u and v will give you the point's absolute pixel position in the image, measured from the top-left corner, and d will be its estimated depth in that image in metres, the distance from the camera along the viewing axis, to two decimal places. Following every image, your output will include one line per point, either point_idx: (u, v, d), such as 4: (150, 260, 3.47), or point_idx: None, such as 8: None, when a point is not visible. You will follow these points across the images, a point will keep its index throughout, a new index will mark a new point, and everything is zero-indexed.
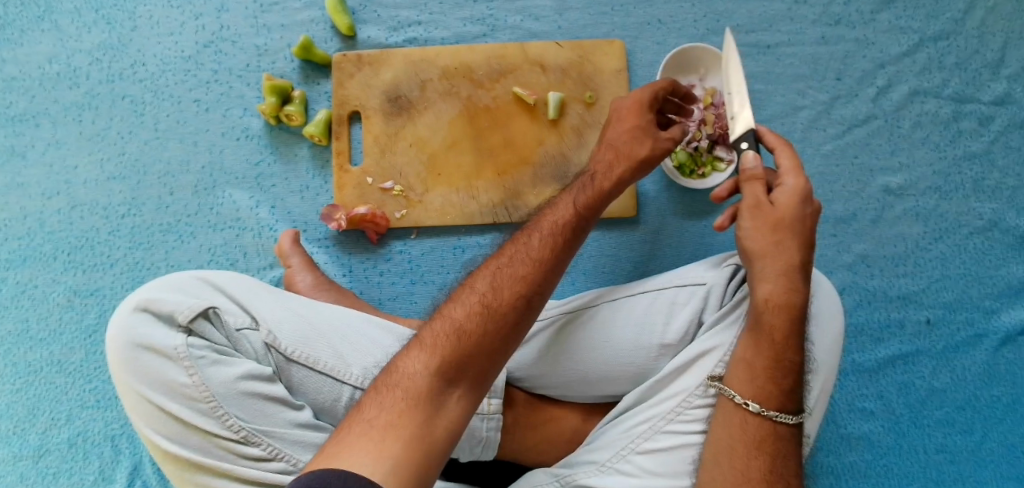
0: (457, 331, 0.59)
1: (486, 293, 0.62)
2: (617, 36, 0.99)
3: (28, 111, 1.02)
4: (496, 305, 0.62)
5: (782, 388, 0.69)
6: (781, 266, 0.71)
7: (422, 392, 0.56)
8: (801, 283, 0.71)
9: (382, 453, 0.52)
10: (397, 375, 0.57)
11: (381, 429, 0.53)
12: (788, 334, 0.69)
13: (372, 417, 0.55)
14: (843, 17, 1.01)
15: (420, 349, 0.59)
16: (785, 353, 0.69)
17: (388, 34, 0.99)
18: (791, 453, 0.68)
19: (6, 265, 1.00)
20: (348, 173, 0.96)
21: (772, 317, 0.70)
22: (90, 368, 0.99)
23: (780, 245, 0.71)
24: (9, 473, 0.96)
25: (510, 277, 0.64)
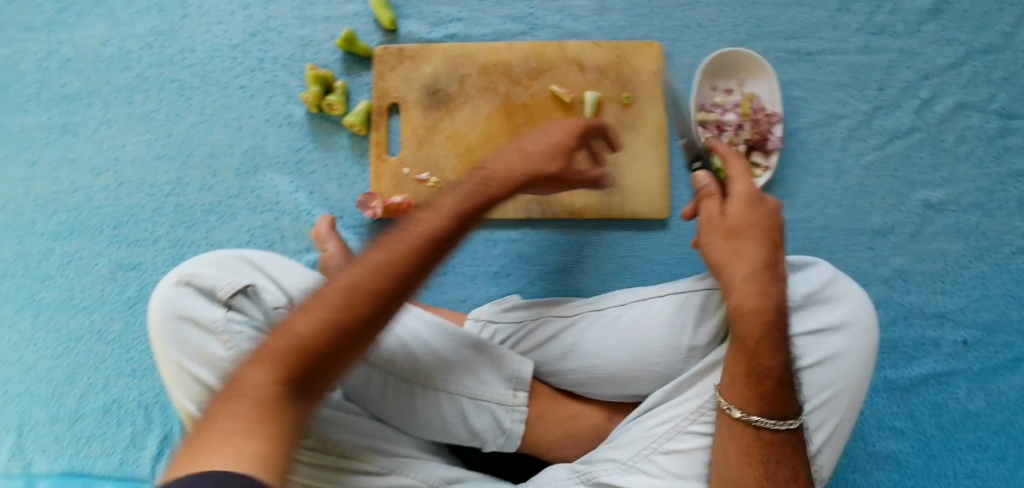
0: (290, 339, 0.52)
1: (356, 294, 0.55)
2: (656, 38, 0.98)
3: (82, 91, 1.05)
4: (372, 305, 0.55)
5: (766, 392, 0.69)
6: (749, 270, 0.74)
7: (271, 402, 0.48)
8: (771, 286, 0.73)
9: (245, 454, 0.44)
10: (239, 388, 0.49)
11: (235, 435, 0.46)
12: (769, 337, 0.71)
13: (222, 427, 0.46)
14: (887, 27, 0.98)
15: (258, 367, 0.50)
16: (768, 357, 0.70)
17: (429, 29, 1.00)
18: (785, 461, 0.68)
19: (55, 237, 1.05)
20: (385, 163, 0.98)
21: (749, 322, 0.72)
22: (129, 338, 1.03)
23: (739, 253, 0.75)
24: (45, 434, 1.01)
25: (367, 272, 0.56)
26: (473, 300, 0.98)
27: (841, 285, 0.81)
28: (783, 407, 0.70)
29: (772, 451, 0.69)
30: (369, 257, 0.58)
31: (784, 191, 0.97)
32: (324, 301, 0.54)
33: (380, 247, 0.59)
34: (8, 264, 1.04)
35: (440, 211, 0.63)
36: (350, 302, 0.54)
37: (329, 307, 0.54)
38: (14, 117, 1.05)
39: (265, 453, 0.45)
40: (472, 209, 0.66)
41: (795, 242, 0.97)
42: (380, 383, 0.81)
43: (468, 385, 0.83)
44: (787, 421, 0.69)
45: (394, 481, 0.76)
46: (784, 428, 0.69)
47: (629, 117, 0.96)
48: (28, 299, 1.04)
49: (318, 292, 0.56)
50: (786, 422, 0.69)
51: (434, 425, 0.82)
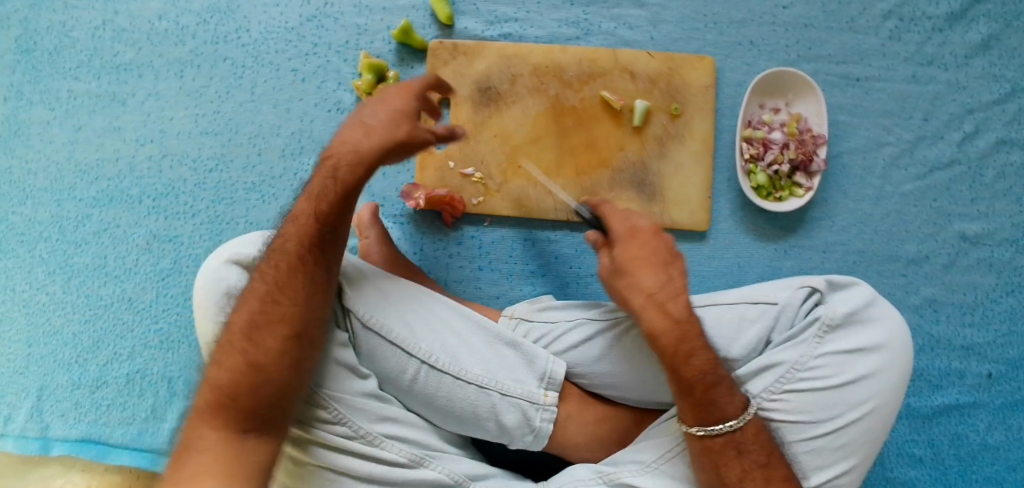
0: (213, 385, 0.68)
1: (250, 332, 0.70)
2: (708, 52, 1.00)
3: (134, 62, 1.06)
4: (260, 335, 0.69)
5: (707, 400, 0.75)
6: (645, 298, 0.79)
7: (229, 444, 0.64)
8: (671, 303, 0.79)
9: (218, 475, 0.62)
10: (195, 436, 0.65)
11: (207, 465, 0.63)
12: (682, 349, 0.76)
13: (198, 456, 0.63)
14: (936, 59, 0.99)
15: (197, 416, 0.66)
16: (693, 369, 0.76)
17: (485, 27, 1.01)
18: (745, 464, 0.74)
19: (92, 204, 1.04)
20: (431, 155, 0.99)
21: (666, 341, 0.77)
22: (159, 309, 1.02)
23: (634, 280, 0.81)
24: (67, 399, 1.00)
25: (257, 303, 0.71)
26: (507, 297, 0.98)
27: (881, 308, 0.80)
28: (728, 412, 0.75)
29: (727, 456, 0.74)
30: (250, 293, 0.72)
31: (823, 213, 0.98)
32: (228, 346, 0.69)
33: (258, 279, 0.73)
34: (44, 227, 1.04)
35: (303, 222, 0.75)
36: (247, 338, 0.69)
37: (235, 351, 0.69)
38: (61, 83, 1.06)
39: (231, 474, 0.63)
40: (331, 207, 0.74)
41: (830, 264, 0.98)
42: (412, 375, 0.79)
43: (499, 380, 0.82)
44: (729, 423, 0.74)
45: (419, 473, 0.77)
46: (732, 430, 0.75)
47: (676, 128, 0.98)
48: (61, 263, 1.03)
49: (222, 342, 0.70)
50: (731, 424, 0.74)
51: (464, 417, 0.82)
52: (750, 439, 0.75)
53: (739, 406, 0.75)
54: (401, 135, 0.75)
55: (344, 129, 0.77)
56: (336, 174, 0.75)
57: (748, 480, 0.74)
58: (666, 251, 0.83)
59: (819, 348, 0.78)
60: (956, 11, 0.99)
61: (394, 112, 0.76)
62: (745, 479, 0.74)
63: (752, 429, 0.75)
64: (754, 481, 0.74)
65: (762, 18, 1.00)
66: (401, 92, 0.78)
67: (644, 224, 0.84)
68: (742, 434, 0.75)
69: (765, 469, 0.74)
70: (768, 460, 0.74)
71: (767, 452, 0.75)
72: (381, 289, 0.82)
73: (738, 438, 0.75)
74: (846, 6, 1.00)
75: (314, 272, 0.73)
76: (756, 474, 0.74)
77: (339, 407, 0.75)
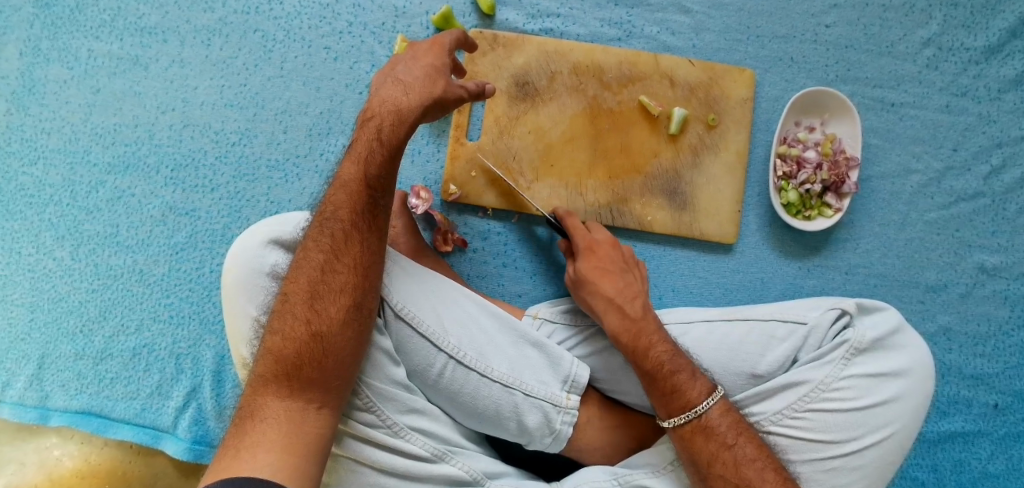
0: (274, 355, 0.69)
1: (311, 300, 0.71)
2: (749, 65, 1.00)
3: (159, 26, 1.02)
4: (323, 304, 0.71)
5: (670, 388, 0.76)
6: (605, 302, 0.82)
7: (292, 415, 0.66)
8: (628, 304, 0.81)
9: (281, 452, 0.63)
10: (255, 410, 0.66)
11: (268, 443, 0.63)
12: (642, 342, 0.78)
13: (256, 432, 0.64)
14: (970, 90, 1.00)
15: (258, 386, 0.68)
16: (654, 360, 0.77)
17: (526, 21, 1.00)
18: (713, 446, 0.74)
19: (108, 169, 1.01)
20: (463, 146, 0.98)
21: (626, 340, 0.79)
22: (170, 283, 0.99)
23: (596, 278, 0.83)
24: (68, 368, 0.97)
25: (315, 271, 0.73)
26: (528, 296, 0.98)
27: (908, 336, 0.81)
28: (691, 397, 0.75)
29: (698, 440, 0.74)
30: (304, 261, 0.73)
31: (847, 235, 0.99)
32: (290, 313, 0.71)
33: (312, 249, 0.74)
34: (56, 190, 1.00)
35: (349, 187, 0.75)
36: (309, 306, 0.71)
37: (297, 320, 0.70)
38: (81, 42, 1.02)
39: (290, 449, 0.64)
40: (380, 172, 0.75)
41: (851, 286, 0.99)
42: (440, 368, 0.78)
43: (524, 380, 0.80)
44: (693, 409, 0.75)
45: (439, 468, 0.76)
46: (699, 416, 0.75)
47: (712, 138, 0.98)
48: (71, 228, 1.00)
49: (280, 310, 0.72)
50: (696, 411, 0.75)
51: (486, 415, 0.80)
52: (715, 422, 0.75)
53: (700, 393, 0.76)
54: (438, 92, 0.75)
55: (381, 89, 0.77)
56: (381, 136, 0.75)
57: (718, 463, 0.73)
58: (625, 259, 0.87)
59: (845, 369, 0.78)
60: (993, 45, 1.00)
61: (429, 69, 0.76)
62: (715, 462, 0.73)
63: (718, 411, 0.75)
64: (726, 465, 0.73)
65: (804, 36, 1.01)
66: (433, 49, 0.78)
67: (603, 237, 0.88)
68: (708, 419, 0.75)
69: (732, 450, 0.74)
70: (735, 441, 0.74)
71: (735, 433, 0.75)
72: (414, 277, 0.81)
73: (705, 422, 0.75)
74: (887, 31, 1.01)
75: (370, 241, 0.74)
76: (724, 457, 0.73)
77: (370, 395, 0.74)
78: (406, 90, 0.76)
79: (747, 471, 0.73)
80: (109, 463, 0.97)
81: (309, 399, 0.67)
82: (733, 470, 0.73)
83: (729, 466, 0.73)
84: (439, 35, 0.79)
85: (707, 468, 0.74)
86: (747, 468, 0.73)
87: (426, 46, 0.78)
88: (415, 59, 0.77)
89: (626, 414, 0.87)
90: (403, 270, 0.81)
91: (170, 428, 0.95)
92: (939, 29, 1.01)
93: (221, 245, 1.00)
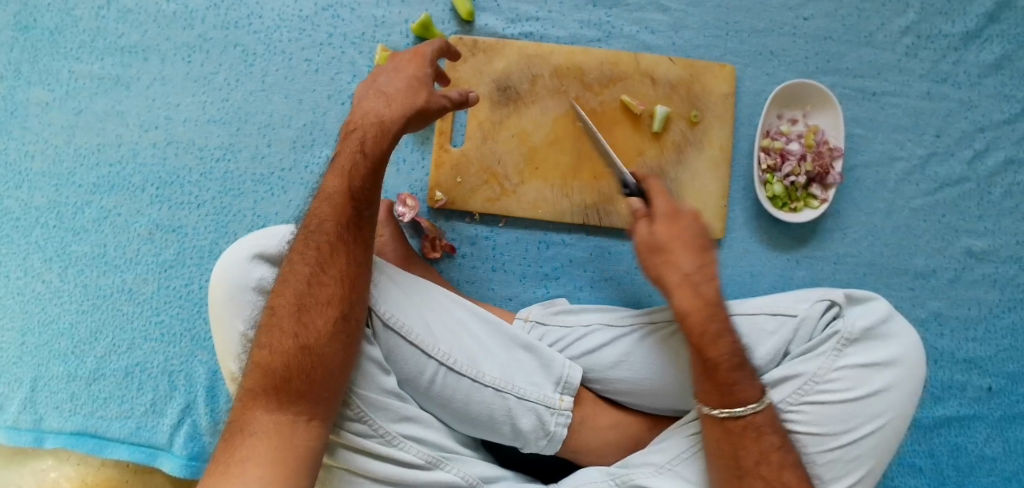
0: (262, 369, 0.69)
1: (299, 313, 0.71)
2: (729, 60, 1.01)
3: (139, 45, 1.02)
4: (309, 317, 0.71)
5: (731, 382, 0.73)
6: (681, 277, 0.77)
7: (282, 428, 0.66)
8: (705, 286, 0.77)
9: (274, 466, 0.63)
10: (245, 425, 0.66)
11: (259, 457, 0.63)
12: (712, 328, 0.75)
13: (247, 447, 0.64)
14: (950, 77, 1.01)
15: (248, 400, 0.67)
16: (722, 351, 0.74)
17: (506, 25, 1.00)
18: (763, 446, 0.73)
19: (92, 190, 1.01)
20: (447, 153, 0.98)
21: (693, 323, 0.75)
22: (159, 301, 0.99)
23: (674, 252, 0.78)
24: (61, 390, 0.97)
25: (302, 284, 0.73)
26: (519, 299, 0.98)
27: (898, 324, 0.81)
28: (750, 394, 0.74)
29: (748, 438, 0.73)
30: (290, 275, 0.73)
31: (834, 225, 0.99)
32: (277, 327, 0.71)
33: (298, 262, 0.74)
34: (42, 213, 1.00)
35: (334, 199, 0.75)
36: (296, 319, 0.71)
37: (284, 334, 0.70)
38: (61, 64, 1.02)
39: (280, 462, 0.64)
40: (365, 183, 0.75)
41: (841, 276, 0.99)
42: (431, 376, 0.78)
43: (516, 384, 0.80)
44: (749, 406, 0.73)
45: (434, 475, 0.76)
46: (753, 413, 0.73)
47: (695, 135, 0.99)
48: (59, 250, 1.00)
49: (267, 324, 0.72)
50: (752, 407, 0.73)
51: (480, 420, 0.80)
52: (769, 422, 0.74)
53: (759, 390, 0.74)
54: (420, 103, 0.76)
55: (364, 100, 0.77)
56: (364, 148, 0.75)
57: (765, 464, 0.72)
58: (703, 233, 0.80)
59: (838, 360, 0.78)
60: (971, 30, 1.01)
61: (411, 80, 0.77)
62: (762, 463, 0.72)
63: (770, 411, 0.74)
64: (770, 466, 0.72)
65: (782, 29, 1.01)
66: (415, 59, 0.78)
67: (687, 208, 0.80)
68: (763, 417, 0.74)
69: (780, 451, 0.73)
70: (782, 443, 0.74)
71: (781, 435, 0.74)
72: (402, 286, 0.81)
73: (758, 421, 0.74)
74: (865, 21, 1.01)
75: (356, 252, 0.74)
76: (771, 458, 0.73)
77: (361, 405, 0.74)
78: (388, 102, 0.76)
79: (789, 475, 0.72)
80: (106, 484, 0.97)
81: (299, 411, 0.67)
82: (777, 471, 0.72)
83: (774, 467, 0.72)
84: (421, 45, 0.79)
85: (751, 467, 0.73)
86: (790, 471, 0.72)
87: (409, 57, 0.78)
88: (397, 70, 0.78)
89: (620, 412, 0.87)
90: (390, 279, 0.81)
91: (166, 446, 0.95)
92: (917, 17, 1.01)
93: (209, 261, 1.00)
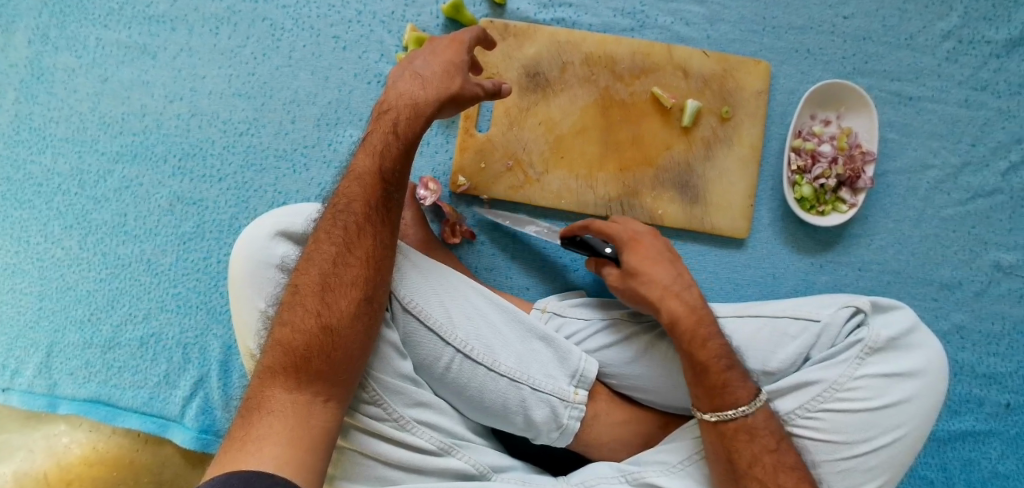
0: (284, 346, 0.68)
1: (323, 292, 0.71)
2: (764, 56, 0.99)
3: (167, 14, 1.01)
4: (333, 297, 0.70)
5: (722, 383, 0.74)
6: (661, 290, 0.78)
7: (300, 409, 0.65)
8: (685, 292, 0.79)
9: (293, 445, 0.63)
10: (263, 403, 0.65)
11: (278, 435, 0.63)
12: (700, 332, 0.76)
13: (265, 425, 0.63)
14: (989, 85, 0.98)
15: (267, 377, 0.67)
16: (711, 353, 0.75)
17: (538, 10, 0.98)
18: (756, 448, 0.72)
19: (115, 158, 1.00)
20: (472, 137, 0.97)
21: (685, 328, 0.77)
22: (177, 273, 0.99)
23: (650, 269, 0.80)
24: (77, 357, 0.97)
25: (327, 264, 0.72)
26: (537, 289, 0.97)
27: (922, 335, 0.80)
28: (741, 395, 0.74)
29: (740, 440, 0.73)
30: (315, 253, 0.73)
31: (862, 230, 0.98)
32: (300, 305, 0.70)
33: (325, 242, 0.73)
34: (64, 180, 1.00)
35: (363, 179, 0.74)
36: (320, 298, 0.70)
37: (307, 312, 0.70)
38: (88, 30, 1.01)
39: (297, 442, 0.63)
40: (395, 165, 0.74)
41: (864, 283, 0.97)
42: (447, 362, 0.78)
43: (532, 375, 0.79)
44: (741, 408, 0.73)
45: (446, 462, 0.76)
46: (745, 416, 0.73)
47: (725, 131, 0.97)
48: (79, 218, 1.00)
49: (290, 302, 0.71)
50: (744, 409, 0.73)
51: (494, 410, 0.79)
52: (763, 424, 0.74)
53: (749, 392, 0.74)
54: (455, 89, 0.74)
55: (398, 82, 0.76)
56: (397, 129, 0.74)
57: (759, 466, 0.72)
58: (670, 253, 0.83)
59: (859, 369, 0.77)
60: (1014, 38, 0.98)
61: (447, 65, 0.75)
62: (755, 465, 0.72)
63: (764, 414, 0.74)
64: (764, 468, 0.71)
65: (820, 27, 0.99)
66: (452, 45, 0.76)
67: (643, 230, 0.84)
68: (755, 419, 0.74)
69: (774, 454, 0.72)
70: (778, 447, 0.73)
71: (778, 438, 0.73)
72: (423, 271, 0.81)
73: (751, 423, 0.73)
74: (906, 23, 0.99)
75: (383, 234, 0.73)
76: (765, 459, 0.72)
77: (377, 389, 0.74)
78: (423, 86, 0.75)
79: (785, 478, 0.71)
80: (117, 451, 0.98)
81: (318, 392, 0.66)
82: (772, 475, 0.71)
83: (768, 470, 0.72)
84: (459, 31, 0.78)
85: (746, 469, 0.72)
86: (786, 474, 0.71)
87: (444, 43, 0.77)
88: (433, 54, 0.76)
89: (633, 408, 0.86)
90: (412, 264, 0.81)
91: (178, 417, 0.95)
92: (960, 21, 0.98)
93: (228, 236, 0.99)
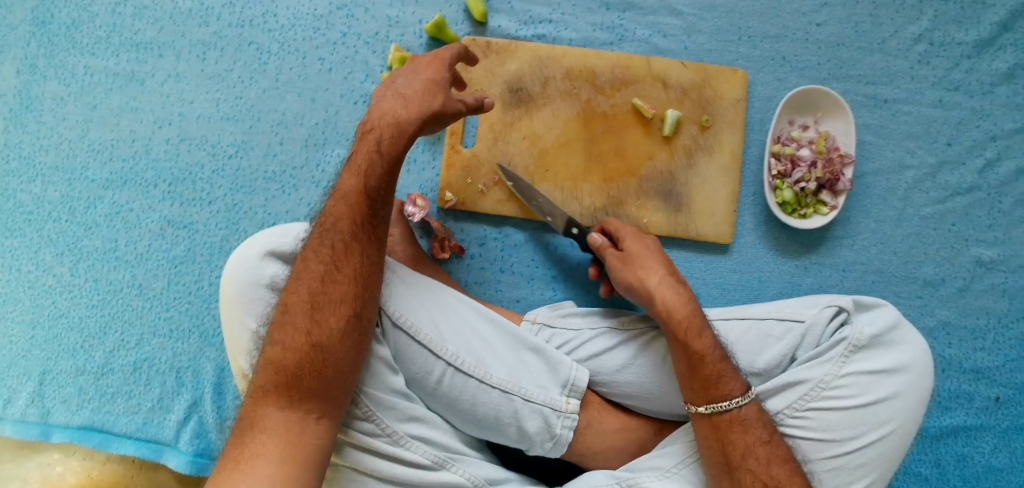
0: (275, 365, 0.69)
1: (312, 311, 0.71)
2: (741, 65, 1.01)
3: (154, 41, 1.03)
4: (322, 315, 0.71)
5: (715, 374, 0.75)
6: (659, 278, 0.80)
7: (292, 427, 0.66)
8: (682, 285, 0.81)
9: (286, 463, 0.63)
10: (255, 423, 0.66)
11: (271, 454, 0.63)
12: (695, 322, 0.78)
13: (258, 445, 0.64)
14: (962, 85, 1.01)
15: (259, 396, 0.68)
16: (706, 344, 0.76)
17: (519, 27, 1.01)
18: (750, 439, 0.74)
19: (105, 185, 1.01)
20: (458, 154, 0.98)
21: (682, 316, 0.78)
22: (169, 297, 0.99)
23: (648, 258, 0.83)
24: (69, 384, 0.97)
25: (316, 282, 0.73)
26: (527, 301, 0.98)
27: (905, 332, 0.81)
28: (733, 388, 0.75)
29: (734, 432, 0.74)
30: (304, 272, 0.74)
31: (844, 231, 0.99)
32: (291, 324, 0.71)
33: (313, 260, 0.74)
34: (55, 207, 1.01)
35: (349, 197, 0.75)
36: (310, 317, 0.71)
37: (297, 331, 0.70)
38: (77, 59, 1.03)
39: (291, 460, 0.64)
40: (380, 182, 0.75)
41: (849, 283, 0.99)
42: (438, 376, 0.78)
43: (524, 386, 0.80)
44: (735, 400, 0.74)
45: (440, 476, 0.76)
46: (740, 406, 0.75)
47: (706, 140, 0.99)
48: (70, 245, 1.00)
49: (280, 321, 0.72)
50: (738, 401, 0.74)
51: (487, 422, 0.80)
52: (755, 416, 0.75)
53: (742, 385, 0.75)
54: (437, 106, 0.76)
55: (381, 101, 0.77)
56: (380, 148, 0.75)
57: (752, 458, 0.73)
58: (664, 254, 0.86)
59: (844, 367, 0.78)
60: (984, 39, 1.01)
61: (429, 82, 0.77)
62: (749, 456, 0.73)
63: (756, 407, 0.75)
64: (758, 460, 0.73)
65: (795, 35, 1.01)
66: (433, 63, 0.78)
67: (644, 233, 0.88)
68: (749, 410, 0.75)
69: (768, 446, 0.74)
70: (771, 438, 0.74)
71: (770, 431, 0.75)
72: (412, 287, 0.81)
73: (745, 415, 0.75)
74: (878, 28, 1.01)
75: (369, 251, 0.74)
76: (759, 451, 0.73)
77: (369, 404, 0.74)
78: (405, 103, 0.76)
79: (777, 469, 0.72)
80: (112, 479, 0.97)
81: (310, 409, 0.67)
82: (765, 466, 0.73)
83: (762, 461, 0.73)
84: (439, 49, 0.80)
85: (740, 461, 0.73)
86: (779, 466, 0.73)
87: (427, 61, 0.79)
88: (415, 72, 0.78)
89: (625, 416, 0.87)
90: (401, 280, 0.82)
91: (172, 441, 0.95)
92: (931, 24, 1.01)
93: (219, 257, 1.00)
